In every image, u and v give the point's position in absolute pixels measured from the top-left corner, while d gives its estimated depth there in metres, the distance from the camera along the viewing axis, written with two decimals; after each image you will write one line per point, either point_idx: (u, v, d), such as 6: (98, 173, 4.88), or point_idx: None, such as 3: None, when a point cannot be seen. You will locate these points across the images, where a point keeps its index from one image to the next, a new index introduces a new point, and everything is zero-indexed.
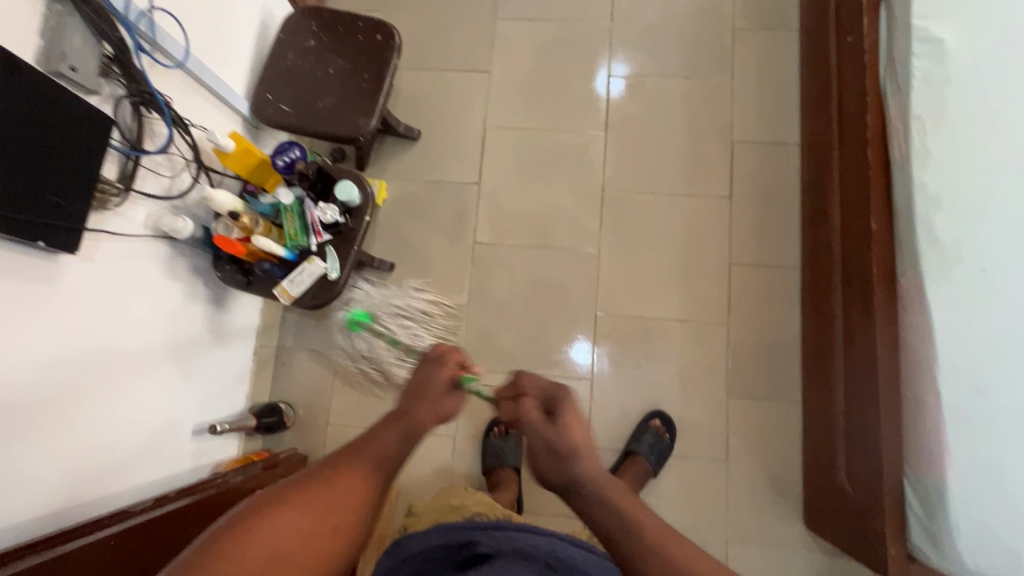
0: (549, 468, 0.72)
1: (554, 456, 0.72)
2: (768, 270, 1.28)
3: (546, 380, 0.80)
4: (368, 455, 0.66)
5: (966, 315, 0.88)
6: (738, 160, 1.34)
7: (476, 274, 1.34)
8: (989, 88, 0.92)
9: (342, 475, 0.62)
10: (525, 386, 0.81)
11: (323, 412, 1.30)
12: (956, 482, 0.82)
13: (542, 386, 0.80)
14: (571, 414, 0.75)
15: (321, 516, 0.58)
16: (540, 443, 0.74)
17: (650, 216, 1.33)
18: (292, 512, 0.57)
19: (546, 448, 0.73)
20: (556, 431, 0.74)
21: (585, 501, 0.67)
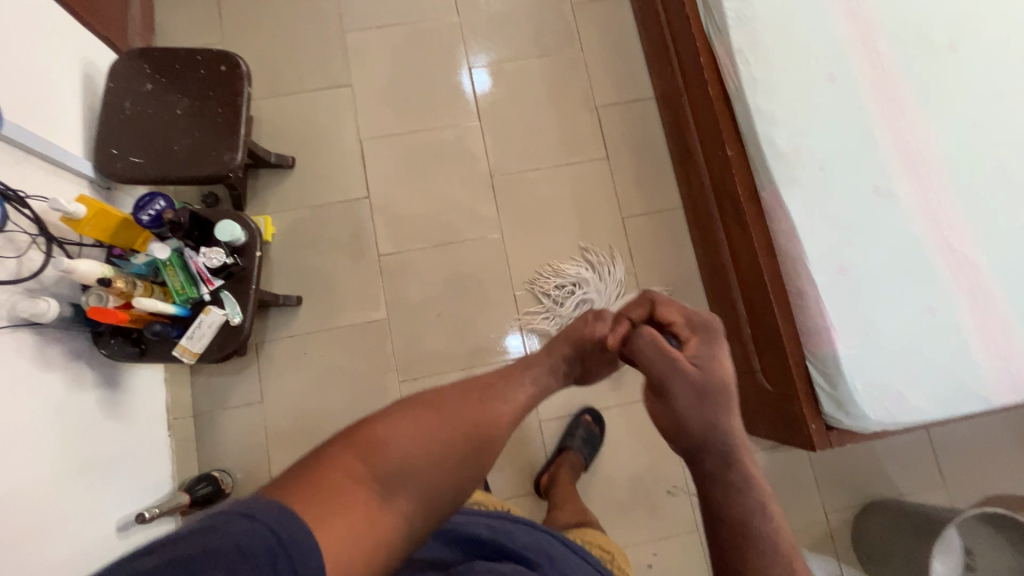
0: (691, 406, 0.68)
1: (702, 395, 0.68)
2: (656, 216, 1.39)
3: (685, 308, 0.78)
4: (475, 403, 0.66)
5: (817, 210, 1.01)
6: (605, 123, 1.43)
7: (388, 285, 1.32)
8: (789, 15, 1.07)
9: (447, 406, 0.63)
10: (658, 309, 0.79)
11: (263, 468, 1.23)
12: (844, 349, 0.96)
13: (682, 319, 0.77)
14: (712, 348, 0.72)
15: (411, 453, 0.57)
16: (693, 379, 0.69)
17: (540, 192, 1.39)
18: (397, 428, 0.59)
19: (693, 389, 0.68)
20: (705, 382, 0.69)
21: (716, 456, 0.64)
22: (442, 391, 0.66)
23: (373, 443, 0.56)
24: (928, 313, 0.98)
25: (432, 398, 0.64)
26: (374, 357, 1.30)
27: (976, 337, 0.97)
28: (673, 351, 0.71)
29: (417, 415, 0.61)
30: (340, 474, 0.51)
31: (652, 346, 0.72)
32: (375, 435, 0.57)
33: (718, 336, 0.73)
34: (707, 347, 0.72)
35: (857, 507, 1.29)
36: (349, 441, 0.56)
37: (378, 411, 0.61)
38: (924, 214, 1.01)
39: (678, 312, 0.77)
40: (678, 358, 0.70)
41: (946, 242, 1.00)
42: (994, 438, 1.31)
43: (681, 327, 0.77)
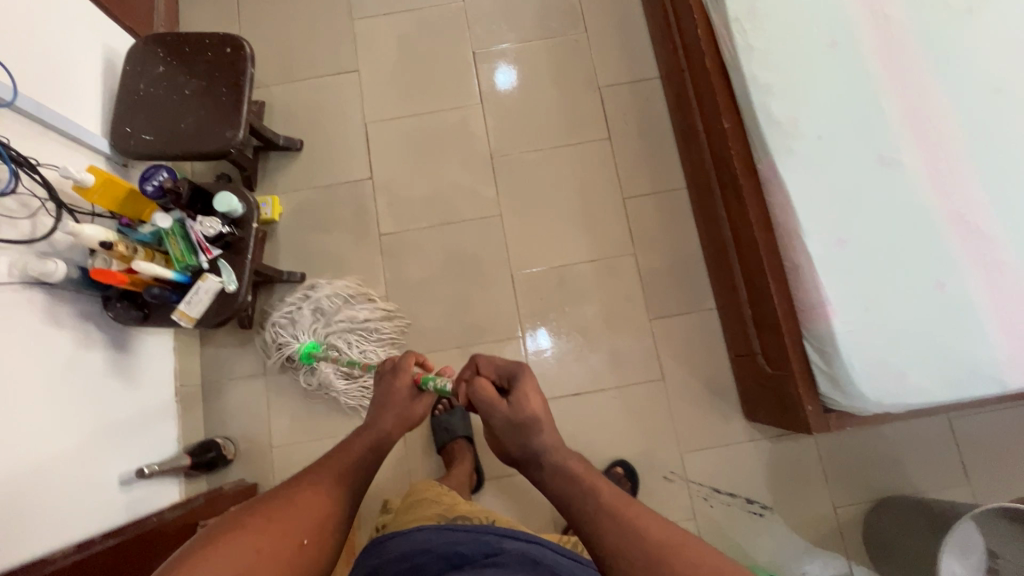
0: (512, 442, 0.69)
1: (513, 428, 0.69)
2: (658, 197, 1.36)
3: (497, 361, 0.80)
4: (336, 464, 0.70)
5: (815, 179, 0.97)
6: (608, 103, 1.42)
7: (388, 264, 1.35)
8: None
9: (319, 480, 0.67)
10: (482, 366, 0.80)
11: (265, 437, 1.27)
12: (840, 324, 0.91)
13: (501, 367, 0.79)
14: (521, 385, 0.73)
15: (288, 535, 0.59)
16: (504, 422, 0.71)
17: (540, 173, 1.39)
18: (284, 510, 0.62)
19: (505, 422, 0.71)
20: (523, 418, 0.70)
21: (533, 469, 0.67)
22: (319, 463, 0.70)
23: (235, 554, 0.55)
24: (937, 288, 0.91)
25: (300, 484, 0.65)
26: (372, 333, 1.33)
27: (992, 315, 0.90)
28: (489, 394, 0.74)
29: (281, 502, 0.62)
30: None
31: (483, 391, 0.74)
32: (240, 534, 0.56)
33: (523, 374, 0.75)
34: (529, 384, 0.73)
35: (870, 502, 1.22)
36: (207, 543, 0.55)
37: (239, 510, 0.59)
38: (935, 183, 0.94)
39: (493, 366, 0.79)
40: (495, 401, 0.73)
41: (960, 213, 0.93)
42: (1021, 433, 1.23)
43: (501, 376, 0.78)
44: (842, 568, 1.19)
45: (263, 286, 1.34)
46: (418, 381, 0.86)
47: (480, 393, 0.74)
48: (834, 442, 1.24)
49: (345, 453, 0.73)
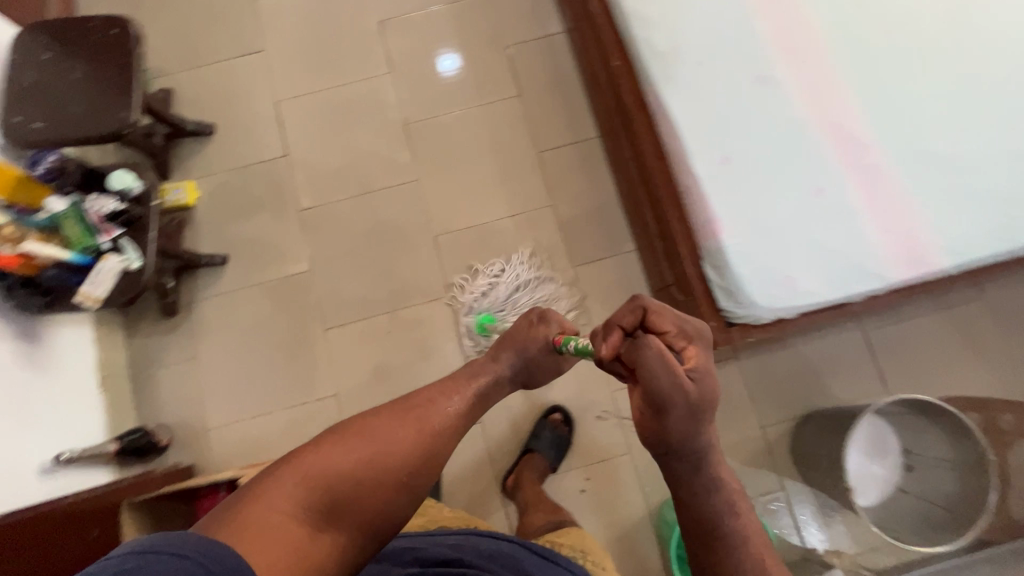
0: (683, 422, 0.61)
1: (693, 414, 0.61)
2: (572, 148, 1.39)
3: (677, 315, 0.68)
4: (412, 417, 0.71)
5: (697, 102, 1.00)
6: (517, 61, 1.43)
7: (310, 238, 1.35)
8: None
9: (391, 439, 0.68)
10: (652, 315, 0.67)
11: (200, 421, 1.27)
12: (727, 238, 0.94)
13: (676, 330, 0.67)
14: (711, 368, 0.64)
15: (357, 475, 0.64)
16: (672, 396, 0.60)
17: (456, 136, 1.40)
18: (343, 454, 0.65)
19: (684, 410, 0.61)
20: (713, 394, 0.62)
21: (684, 462, 0.63)
22: (405, 409, 0.72)
23: (305, 474, 0.63)
24: (816, 194, 0.95)
25: (382, 433, 0.68)
26: (301, 307, 1.33)
27: (869, 214, 0.94)
28: (667, 360, 0.60)
29: (344, 443, 0.66)
30: (282, 487, 0.61)
31: (656, 356, 0.60)
32: (317, 456, 0.64)
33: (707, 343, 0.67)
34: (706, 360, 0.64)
35: (796, 419, 1.26)
36: (291, 462, 0.64)
37: (325, 434, 0.68)
38: (808, 95, 0.98)
39: (674, 321, 0.67)
40: (675, 370, 0.60)
41: (832, 121, 0.97)
42: (931, 340, 1.29)
43: (677, 334, 0.67)
44: (773, 485, 1.24)
45: (184, 272, 1.33)
46: (558, 343, 0.83)
47: (651, 360, 0.60)
48: (758, 366, 1.28)
49: (422, 407, 0.73)
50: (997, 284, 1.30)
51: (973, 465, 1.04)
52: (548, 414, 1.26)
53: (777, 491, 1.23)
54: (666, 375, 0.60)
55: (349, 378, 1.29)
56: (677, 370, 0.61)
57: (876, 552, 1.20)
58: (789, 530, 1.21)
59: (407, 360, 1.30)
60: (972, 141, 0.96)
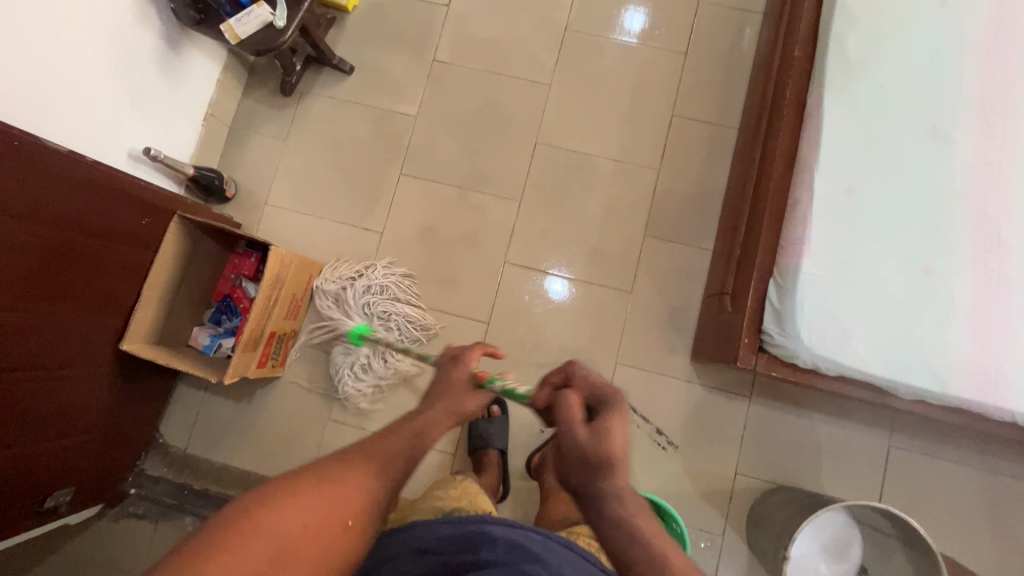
0: (572, 469, 0.57)
1: (585, 466, 0.56)
2: (705, 126, 1.33)
3: (599, 376, 0.64)
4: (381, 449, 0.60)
5: (858, 124, 0.92)
6: (701, 20, 1.37)
7: (429, 88, 1.39)
8: None
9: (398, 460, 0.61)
10: (572, 376, 0.65)
11: (263, 194, 1.37)
12: (809, 267, 0.89)
13: (593, 384, 0.63)
14: (614, 420, 0.58)
15: (314, 523, 0.51)
16: (574, 450, 0.57)
17: (604, 63, 1.37)
18: (348, 483, 0.55)
19: (577, 457, 0.57)
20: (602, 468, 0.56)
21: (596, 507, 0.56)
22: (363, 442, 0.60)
23: (249, 543, 0.47)
24: (925, 272, 0.87)
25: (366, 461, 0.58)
26: (391, 144, 1.38)
27: (968, 317, 0.85)
28: (572, 409, 0.60)
29: (304, 488, 0.52)
30: (281, 508, 0.50)
31: (607, 427, 0.57)
32: (322, 483, 0.54)
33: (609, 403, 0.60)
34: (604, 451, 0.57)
35: (769, 483, 1.21)
36: (298, 485, 0.53)
37: (240, 500, 0.50)
38: (978, 170, 0.89)
39: (588, 387, 0.63)
40: (575, 420, 0.59)
41: (987, 208, 0.88)
42: (954, 490, 1.18)
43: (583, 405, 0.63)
44: (716, 526, 1.20)
45: (314, 62, 1.40)
46: (481, 378, 0.74)
47: (564, 407, 0.60)
48: (766, 418, 1.22)
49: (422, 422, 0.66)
50: None
51: None
52: None
53: (716, 534, 1.20)
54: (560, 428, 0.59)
55: (399, 226, 1.34)
56: (580, 422, 0.59)
57: None
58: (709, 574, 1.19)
59: (453, 237, 1.33)
60: None
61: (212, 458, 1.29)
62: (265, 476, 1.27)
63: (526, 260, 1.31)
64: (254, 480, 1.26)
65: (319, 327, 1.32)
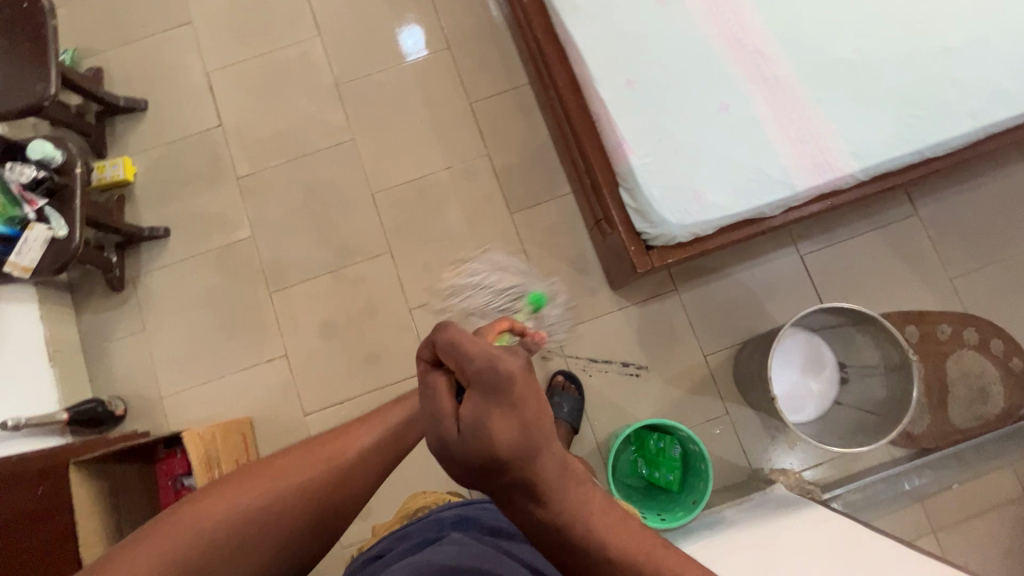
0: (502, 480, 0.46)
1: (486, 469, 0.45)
2: (502, 96, 1.39)
3: (467, 337, 0.47)
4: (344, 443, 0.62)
5: (603, 25, 1.00)
6: (444, 13, 1.43)
7: (249, 204, 1.36)
8: None
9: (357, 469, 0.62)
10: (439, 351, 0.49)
11: (154, 390, 1.29)
12: (637, 160, 0.95)
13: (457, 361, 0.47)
14: (490, 409, 0.45)
15: (266, 514, 0.57)
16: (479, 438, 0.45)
17: (388, 93, 1.40)
18: (249, 495, 0.57)
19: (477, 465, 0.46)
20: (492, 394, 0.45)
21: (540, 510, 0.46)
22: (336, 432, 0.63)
23: (208, 512, 0.55)
24: (723, 108, 0.96)
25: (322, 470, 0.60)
26: (245, 273, 1.34)
27: (775, 123, 0.95)
28: (442, 397, 0.47)
29: (273, 469, 0.59)
30: (147, 551, 0.51)
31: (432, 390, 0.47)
32: (222, 496, 0.56)
33: (508, 390, 0.45)
34: (485, 403, 0.45)
35: (735, 346, 1.28)
36: (204, 496, 0.56)
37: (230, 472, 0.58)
38: (710, 8, 0.99)
39: (454, 358, 0.48)
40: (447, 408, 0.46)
41: (734, 32, 0.98)
42: (867, 257, 1.30)
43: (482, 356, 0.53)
44: (718, 410, 1.26)
45: (128, 244, 1.34)
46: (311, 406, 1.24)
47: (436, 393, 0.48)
48: (699, 296, 1.30)
49: (338, 440, 0.62)
50: (926, 197, 1.32)
51: (896, 367, 1.06)
52: (552, 377, 1.26)
53: (721, 416, 1.26)
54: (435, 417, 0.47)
55: (299, 337, 1.31)
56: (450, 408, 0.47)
57: (821, 466, 1.23)
58: (735, 451, 1.24)
59: (353, 317, 1.31)
60: (872, 47, 0.98)
61: None
62: None
63: (426, 296, 1.32)
64: None
65: None
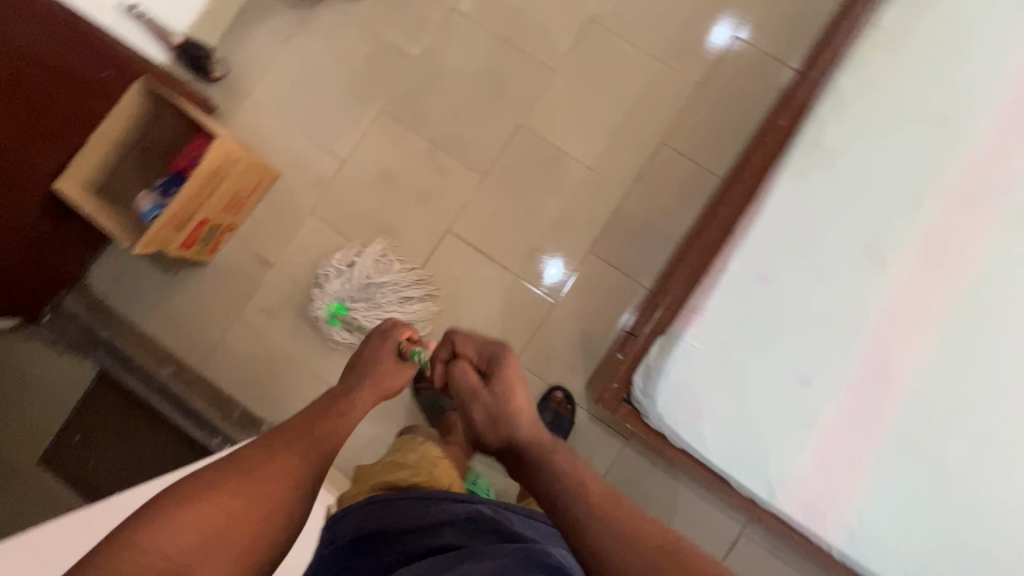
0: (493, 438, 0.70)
1: (494, 425, 0.70)
2: (690, 165, 1.28)
3: (481, 339, 0.77)
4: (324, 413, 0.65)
5: (801, 212, 0.88)
6: (730, 56, 1.30)
7: (438, 35, 1.36)
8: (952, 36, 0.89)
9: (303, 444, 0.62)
10: (459, 345, 0.77)
11: (247, 86, 1.38)
12: (691, 336, 0.87)
13: (478, 352, 0.76)
14: (510, 365, 0.73)
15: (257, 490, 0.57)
16: (484, 414, 0.71)
17: (616, 67, 1.32)
18: (229, 486, 0.56)
19: (487, 418, 0.71)
20: (504, 386, 0.72)
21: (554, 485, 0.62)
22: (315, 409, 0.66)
23: (191, 514, 0.53)
24: (801, 380, 0.84)
25: (278, 454, 0.59)
26: (383, 78, 1.36)
27: (825, 439, 0.83)
28: (466, 375, 0.74)
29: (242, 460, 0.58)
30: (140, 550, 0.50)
31: (463, 376, 0.74)
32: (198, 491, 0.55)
33: (509, 353, 0.74)
34: (505, 374, 0.72)
35: None
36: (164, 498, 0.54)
37: (175, 488, 0.55)
38: (897, 299, 0.85)
39: (474, 345, 0.77)
40: (468, 380, 0.73)
41: (891, 338, 0.84)
42: None
43: (482, 360, 0.76)
44: None
45: None
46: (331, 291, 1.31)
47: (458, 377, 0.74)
48: (636, 464, 1.23)
49: (319, 412, 0.66)
50: None
51: None
52: (552, 390, 1.24)
53: None
54: (468, 396, 0.73)
55: (364, 160, 1.34)
56: (477, 386, 0.73)
57: None
58: None
59: (410, 190, 1.33)
60: (983, 485, 0.81)
61: (128, 312, 1.37)
62: (166, 347, 1.35)
63: (469, 234, 1.31)
64: (158, 346, 1.35)
65: (257, 230, 1.34)
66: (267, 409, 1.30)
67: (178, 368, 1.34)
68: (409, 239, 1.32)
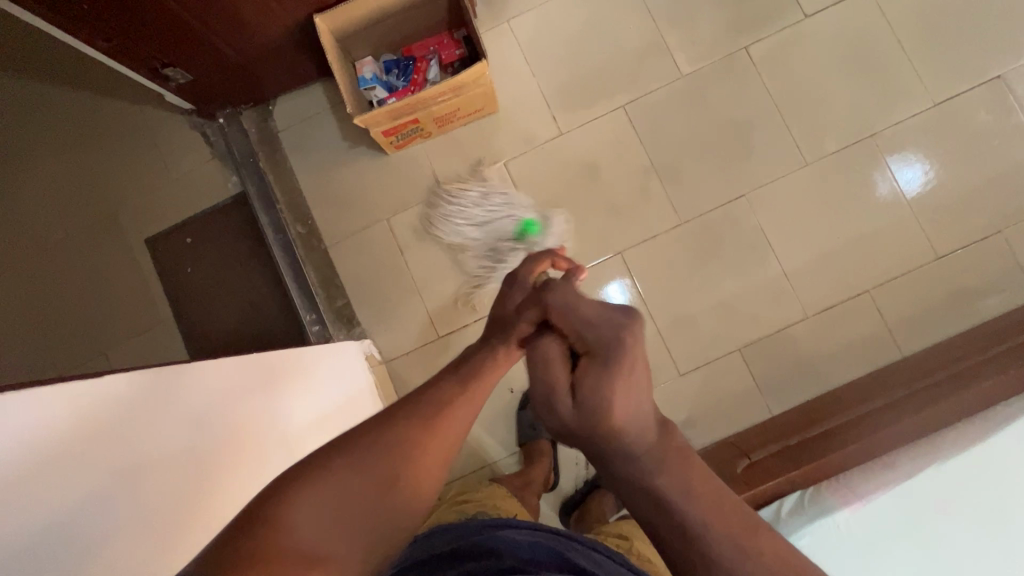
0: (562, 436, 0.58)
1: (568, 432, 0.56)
2: (880, 325, 1.20)
3: (605, 309, 0.58)
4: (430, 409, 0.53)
5: (1021, 470, 0.82)
6: (982, 246, 1.21)
7: (716, 66, 1.27)
8: None
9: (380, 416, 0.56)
10: (561, 317, 0.60)
11: (512, 12, 1.31)
12: (840, 517, 0.85)
13: (578, 331, 0.59)
14: (616, 379, 0.54)
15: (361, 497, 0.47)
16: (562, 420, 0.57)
17: (866, 194, 1.23)
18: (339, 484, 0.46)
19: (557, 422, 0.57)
20: (592, 408, 0.54)
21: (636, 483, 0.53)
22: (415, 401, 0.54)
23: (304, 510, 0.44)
24: None
25: (375, 448, 0.49)
26: (641, 75, 1.29)
27: None
28: (552, 369, 0.58)
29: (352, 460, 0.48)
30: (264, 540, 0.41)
31: (544, 362, 0.59)
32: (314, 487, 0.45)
33: (620, 352, 0.55)
34: (604, 374, 0.54)
35: None
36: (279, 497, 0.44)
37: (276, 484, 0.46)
38: None
39: (576, 327, 0.59)
40: (555, 378, 0.58)
41: None
42: None
43: (581, 341, 0.58)
44: None
45: None
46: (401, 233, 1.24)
47: (548, 359, 0.59)
48: None
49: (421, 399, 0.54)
50: None
51: None
52: None
53: None
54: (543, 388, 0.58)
55: (579, 143, 1.28)
56: (557, 378, 0.58)
57: None
58: None
59: (606, 195, 1.27)
60: None
61: (291, 156, 1.34)
62: (308, 207, 1.33)
63: (637, 268, 1.26)
64: (301, 202, 1.33)
65: (447, 151, 1.30)
66: (369, 316, 1.30)
67: (309, 231, 1.32)
68: (579, 240, 1.27)
